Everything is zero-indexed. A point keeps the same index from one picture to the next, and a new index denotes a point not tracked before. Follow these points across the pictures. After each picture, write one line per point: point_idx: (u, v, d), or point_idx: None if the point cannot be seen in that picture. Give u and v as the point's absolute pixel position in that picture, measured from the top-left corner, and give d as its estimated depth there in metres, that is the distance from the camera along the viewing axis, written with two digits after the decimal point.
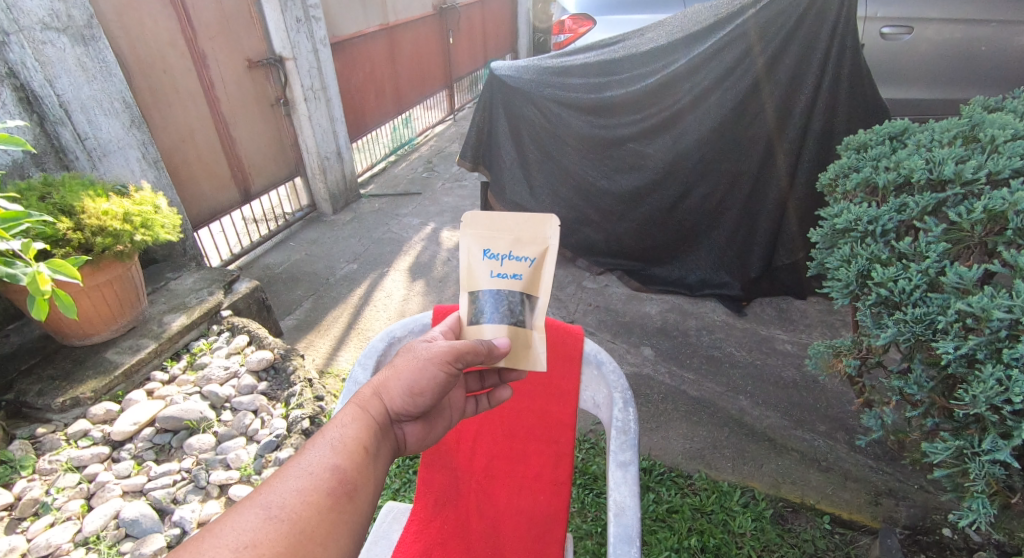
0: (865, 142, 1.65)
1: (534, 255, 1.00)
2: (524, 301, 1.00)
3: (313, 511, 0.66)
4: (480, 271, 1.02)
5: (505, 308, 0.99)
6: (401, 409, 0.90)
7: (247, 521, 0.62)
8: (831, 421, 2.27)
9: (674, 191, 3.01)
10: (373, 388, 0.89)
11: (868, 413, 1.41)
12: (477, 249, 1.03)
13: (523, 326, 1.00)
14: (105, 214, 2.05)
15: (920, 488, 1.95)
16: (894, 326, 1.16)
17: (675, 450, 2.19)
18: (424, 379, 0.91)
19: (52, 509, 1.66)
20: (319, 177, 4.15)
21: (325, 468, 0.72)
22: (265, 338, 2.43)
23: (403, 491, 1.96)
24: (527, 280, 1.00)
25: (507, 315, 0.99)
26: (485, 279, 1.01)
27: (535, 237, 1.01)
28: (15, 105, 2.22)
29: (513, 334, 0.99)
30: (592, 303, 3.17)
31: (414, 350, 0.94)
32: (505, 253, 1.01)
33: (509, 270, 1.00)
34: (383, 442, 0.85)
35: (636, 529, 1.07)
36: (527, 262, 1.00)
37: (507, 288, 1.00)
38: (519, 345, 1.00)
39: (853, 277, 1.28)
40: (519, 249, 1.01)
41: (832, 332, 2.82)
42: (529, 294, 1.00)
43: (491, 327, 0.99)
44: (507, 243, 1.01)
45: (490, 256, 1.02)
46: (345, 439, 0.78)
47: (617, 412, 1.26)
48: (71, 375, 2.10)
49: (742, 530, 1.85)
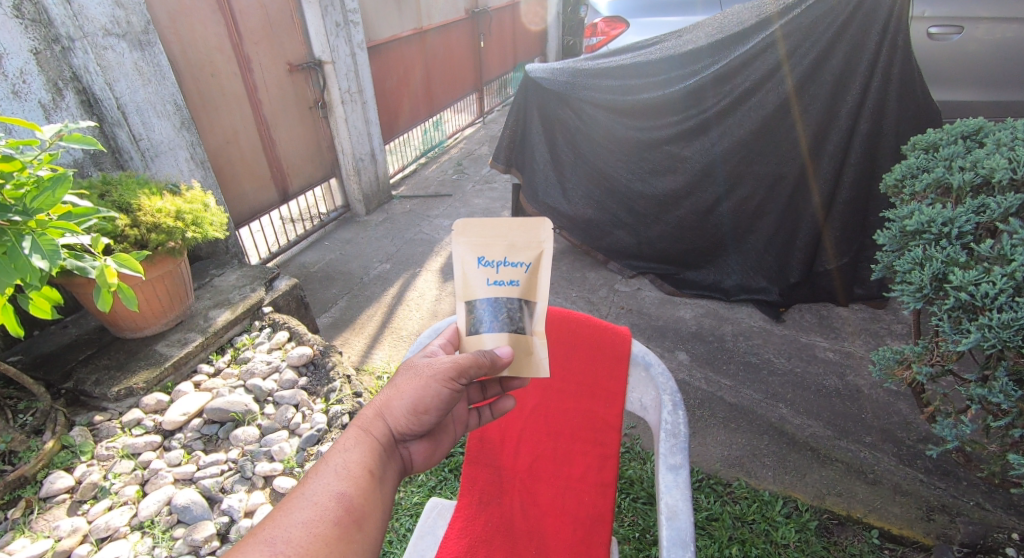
0: (935, 142, 1.58)
1: (529, 259, 0.94)
2: (523, 307, 0.94)
3: (321, 542, 0.69)
4: (474, 279, 0.95)
5: (503, 317, 0.95)
6: (405, 429, 0.91)
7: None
8: (878, 432, 2.19)
9: (712, 193, 2.95)
10: (375, 410, 0.90)
11: (941, 422, 1.33)
12: (471, 257, 0.95)
13: (523, 333, 0.95)
14: (159, 211, 2.14)
15: (976, 506, 1.87)
16: (977, 332, 1.11)
17: (713, 457, 2.14)
18: (427, 397, 0.91)
19: (110, 494, 1.72)
20: (353, 178, 4.24)
21: (330, 497, 0.75)
22: (304, 335, 2.48)
23: (440, 488, 1.97)
24: (525, 286, 0.94)
25: (507, 323, 0.95)
26: (481, 288, 0.95)
27: (530, 241, 0.94)
28: (78, 108, 2.35)
29: (514, 342, 0.95)
30: (624, 306, 3.14)
31: (415, 367, 0.94)
32: (499, 259, 0.95)
33: (505, 277, 0.94)
34: (389, 464, 0.87)
35: (689, 533, 1.05)
36: (522, 267, 0.94)
37: (504, 296, 0.94)
38: (519, 353, 0.96)
39: (927, 280, 1.24)
40: (513, 255, 0.94)
41: (876, 340, 2.72)
42: (529, 300, 0.95)
43: (491, 337, 0.96)
44: (501, 250, 0.95)
45: (484, 264, 0.95)
46: (349, 464, 0.80)
47: (666, 414, 1.25)
48: (124, 366, 2.17)
49: (786, 541, 1.80)
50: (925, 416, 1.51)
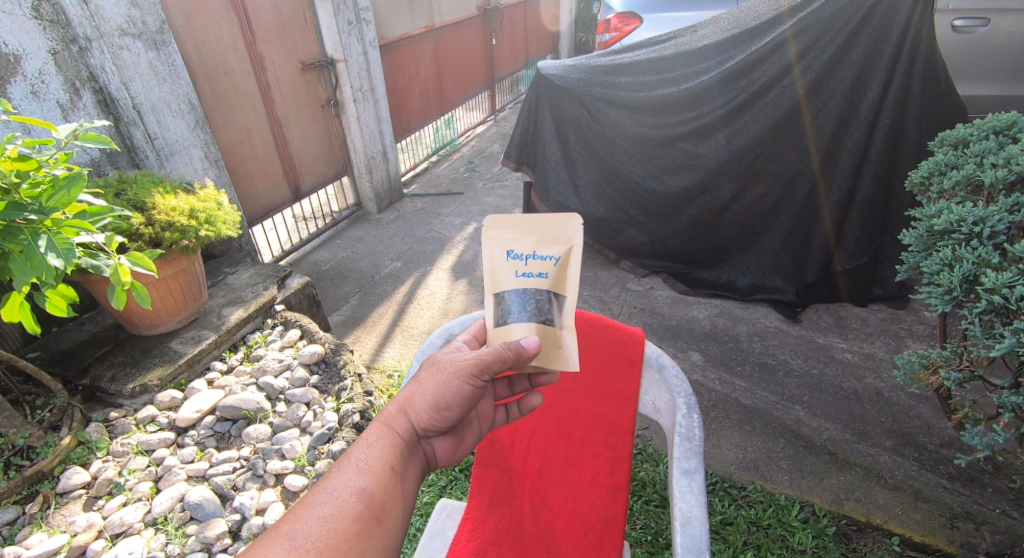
0: (964, 138, 1.52)
1: (559, 252, 0.94)
2: (552, 299, 0.91)
3: (341, 538, 0.69)
4: (503, 271, 0.94)
5: (532, 307, 0.90)
6: (427, 425, 0.89)
7: (274, 553, 0.64)
8: (898, 437, 2.13)
9: (726, 191, 2.90)
10: (398, 406, 0.89)
11: (971, 431, 1.29)
12: (500, 251, 0.96)
13: (551, 325, 0.90)
14: (173, 210, 2.16)
15: (1002, 514, 1.81)
16: (1012, 336, 1.07)
17: (727, 460, 2.10)
18: (450, 393, 0.89)
19: (125, 489, 1.74)
20: (365, 177, 4.25)
21: (351, 492, 0.74)
22: (316, 333, 2.49)
23: (450, 489, 1.96)
24: (554, 278, 0.92)
25: (536, 313, 0.90)
26: (510, 279, 0.93)
27: (559, 237, 0.95)
28: (95, 108, 2.38)
29: (541, 333, 0.89)
30: (636, 306, 3.10)
31: (438, 363, 0.92)
32: (529, 252, 0.94)
33: (534, 269, 0.93)
34: (410, 461, 0.85)
35: (704, 540, 1.02)
36: (552, 260, 0.93)
37: (533, 287, 0.92)
38: (546, 345, 0.89)
39: (957, 282, 1.20)
40: (543, 248, 0.94)
41: (896, 342, 2.65)
42: (557, 293, 0.92)
43: (518, 327, 0.89)
44: (531, 243, 0.95)
45: (513, 257, 0.95)
46: (370, 460, 0.80)
47: (680, 417, 1.22)
48: (139, 363, 2.20)
49: (802, 547, 1.76)
50: (952, 424, 1.46)
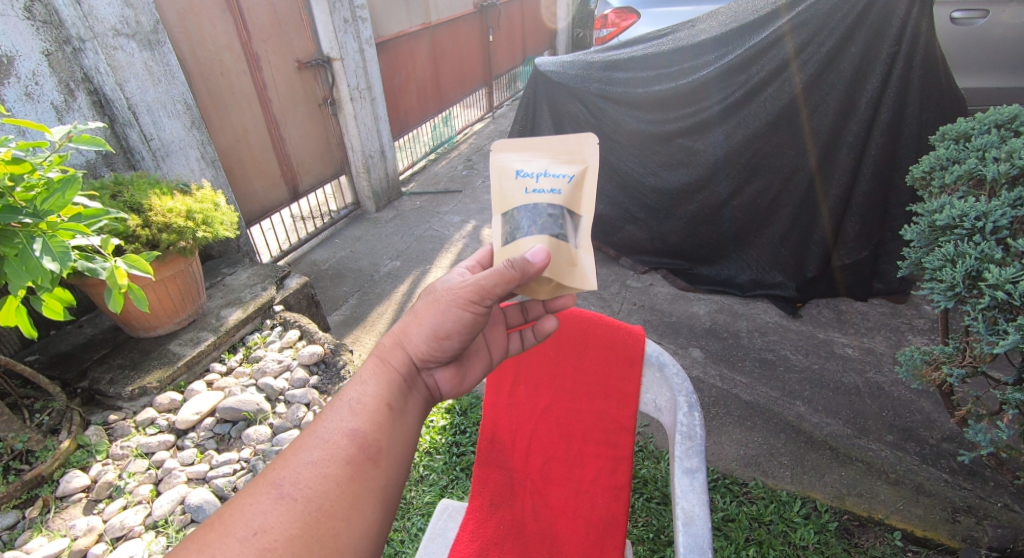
0: (965, 132, 1.51)
1: (572, 172, 0.95)
2: (564, 214, 0.91)
3: (331, 482, 0.68)
4: (516, 189, 0.96)
5: (544, 220, 0.90)
6: (427, 355, 0.88)
7: (262, 503, 0.64)
8: (899, 431, 2.13)
9: (725, 187, 2.89)
10: (394, 339, 0.88)
11: (973, 427, 1.28)
12: (513, 172, 0.98)
13: (563, 240, 0.89)
14: (170, 211, 2.15)
15: (1004, 507, 1.81)
16: (1016, 332, 1.06)
17: (729, 456, 2.10)
18: (447, 322, 0.87)
19: (125, 492, 1.74)
20: (363, 176, 4.23)
21: (342, 435, 0.73)
22: (315, 333, 2.49)
23: (451, 488, 1.96)
24: (567, 195, 0.93)
25: (547, 227, 0.89)
26: (523, 195, 0.94)
27: (573, 159, 0.98)
28: (90, 109, 2.36)
29: (552, 246, 0.88)
30: (636, 303, 3.09)
31: (435, 291, 0.90)
32: (541, 172, 0.96)
33: (547, 186, 0.94)
34: (408, 395, 0.84)
35: (706, 539, 1.02)
36: (565, 178, 0.94)
37: (545, 202, 0.92)
38: (562, 262, 0.90)
39: (960, 278, 1.19)
40: (555, 168, 0.96)
41: (896, 336, 2.64)
42: (570, 209, 0.93)
43: (529, 241, 0.89)
44: (543, 164, 0.97)
45: (526, 176, 0.96)
46: (362, 399, 0.78)
47: (682, 416, 1.21)
48: (138, 365, 2.19)
49: (804, 543, 1.76)
50: (954, 419, 1.45)
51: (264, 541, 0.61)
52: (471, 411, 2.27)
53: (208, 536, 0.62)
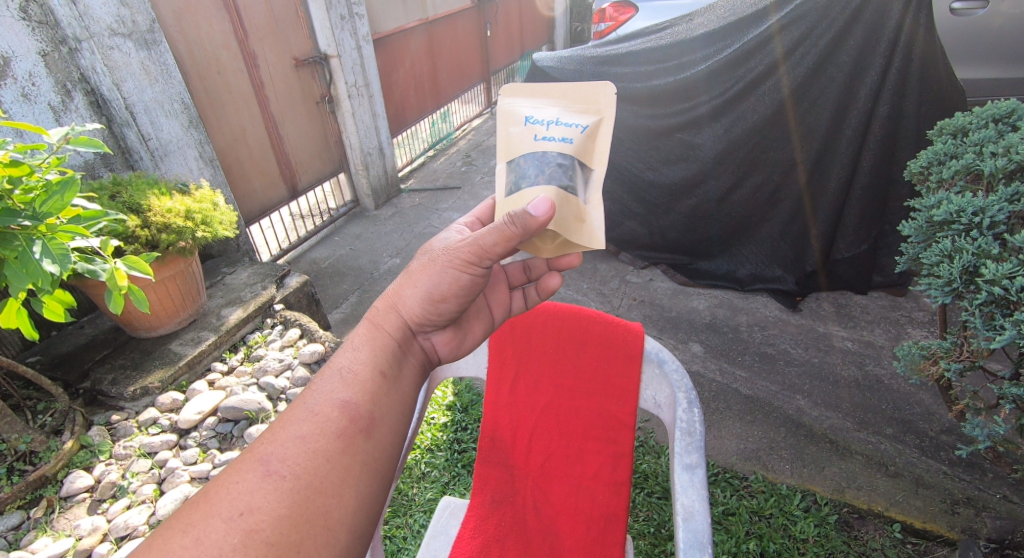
0: (964, 126, 1.50)
1: (585, 122, 0.95)
2: (574, 165, 0.92)
3: (322, 457, 0.67)
4: (524, 135, 0.96)
5: (552, 169, 0.90)
6: (422, 317, 0.89)
7: (249, 481, 0.62)
8: (898, 424, 2.13)
9: (724, 182, 2.88)
10: (388, 303, 0.88)
11: (971, 421, 1.29)
12: (522, 117, 0.98)
13: (570, 192, 0.90)
14: (169, 212, 2.16)
15: (1002, 498, 1.82)
16: (1013, 328, 1.07)
17: (729, 450, 2.10)
18: (443, 284, 0.88)
19: (128, 492, 1.75)
20: (361, 173, 4.23)
21: (332, 406, 0.72)
22: (316, 332, 2.49)
23: (453, 485, 1.97)
24: (577, 145, 0.94)
25: (554, 177, 0.90)
26: (530, 142, 0.95)
27: (586, 109, 0.98)
28: (87, 109, 2.36)
29: (560, 199, 0.89)
30: (636, 298, 3.10)
31: (431, 253, 0.90)
32: (552, 120, 0.96)
33: (557, 134, 0.94)
34: (403, 360, 0.85)
35: (706, 534, 1.03)
36: (577, 128, 0.95)
37: (555, 150, 0.93)
38: (569, 217, 0.91)
39: (957, 274, 1.20)
40: (567, 117, 0.96)
41: (895, 329, 2.65)
42: (580, 160, 0.94)
43: (535, 189, 0.89)
44: (554, 113, 0.97)
45: (536, 123, 0.96)
46: (354, 369, 0.77)
47: (681, 412, 1.22)
48: (140, 365, 2.20)
49: (805, 536, 1.77)
50: (953, 414, 1.46)
51: (251, 522, 0.59)
52: (472, 408, 2.28)
53: (189, 519, 0.60)
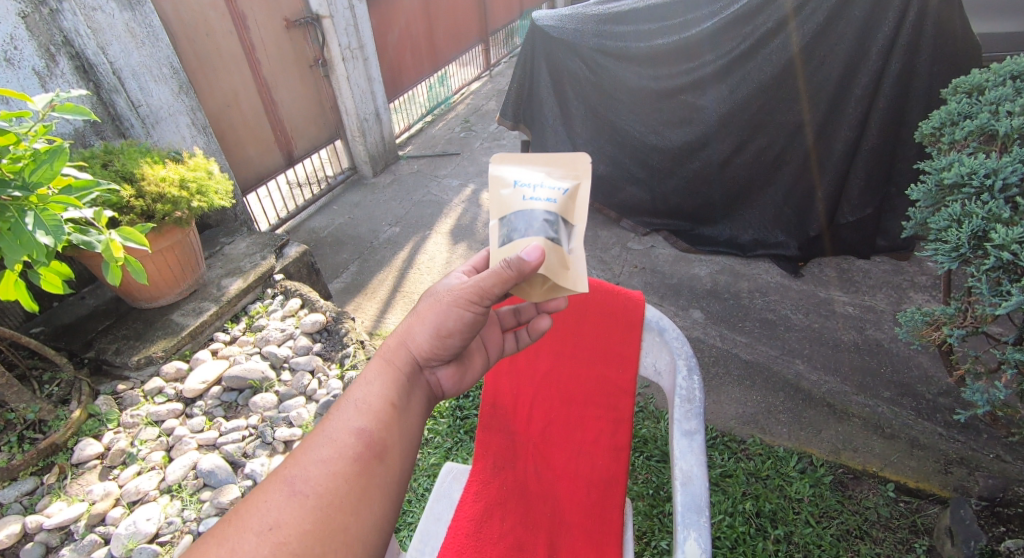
0: (980, 83, 1.44)
1: (568, 184, 0.93)
2: (560, 223, 0.89)
3: (341, 480, 0.66)
4: (511, 196, 0.93)
5: (538, 226, 0.87)
6: (429, 353, 0.86)
7: (273, 501, 0.62)
8: (896, 387, 2.15)
9: (728, 145, 2.81)
10: (397, 338, 0.86)
11: (971, 387, 1.30)
12: (507, 180, 0.95)
13: (557, 245, 0.87)
14: (163, 181, 2.12)
15: (996, 458, 1.85)
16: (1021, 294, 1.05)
17: (727, 414, 2.13)
18: (450, 320, 0.85)
19: (138, 459, 1.78)
20: (358, 140, 4.13)
21: (350, 432, 0.71)
22: (317, 302, 2.49)
23: (455, 450, 2.01)
24: (562, 204, 0.90)
25: (540, 232, 0.86)
26: (516, 202, 0.92)
27: (569, 172, 0.95)
28: (73, 74, 2.29)
29: (547, 251, 0.85)
30: (637, 265, 3.07)
31: (437, 293, 0.88)
32: (536, 182, 0.93)
33: (542, 195, 0.91)
34: (413, 394, 0.82)
35: (704, 498, 1.04)
36: (561, 189, 0.92)
37: (540, 210, 0.89)
38: (556, 263, 0.86)
39: (965, 239, 1.17)
40: (551, 180, 0.94)
41: (898, 293, 2.63)
42: (565, 219, 0.90)
43: (524, 243, 0.86)
44: (538, 175, 0.94)
45: (521, 185, 0.94)
46: (369, 398, 0.76)
47: (681, 380, 1.22)
48: (142, 336, 2.21)
49: (800, 496, 1.81)
50: (953, 379, 1.47)
51: (278, 536, 0.59)
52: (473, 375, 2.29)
53: (219, 534, 0.60)
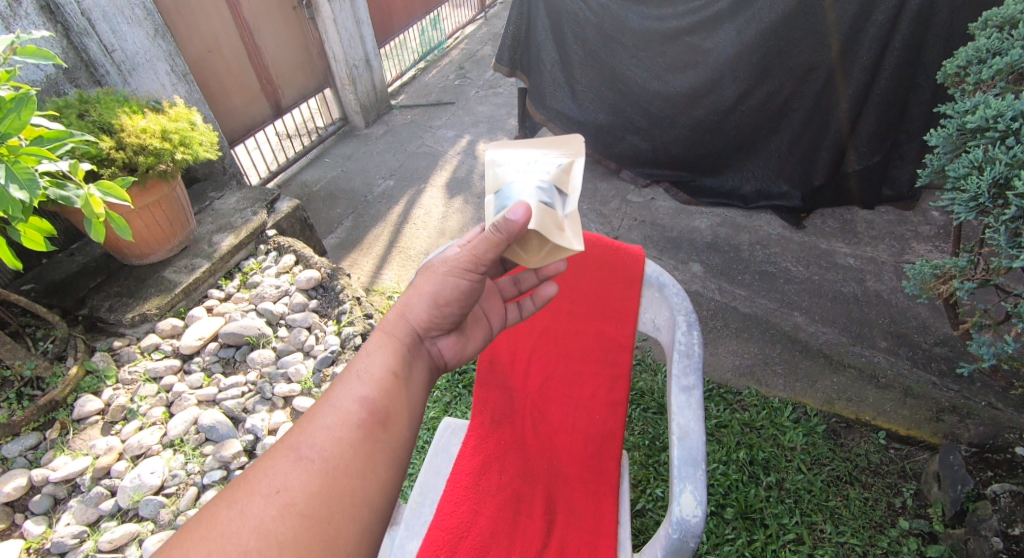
0: (1012, 18, 1.33)
1: (562, 160, 0.92)
2: (554, 190, 0.86)
3: (346, 446, 0.64)
4: (507, 171, 0.91)
5: (533, 190, 0.84)
6: (429, 324, 0.83)
7: (278, 467, 0.61)
8: (893, 338, 2.16)
9: (734, 92, 2.67)
10: (395, 312, 0.83)
11: (979, 341, 1.29)
12: (503, 159, 0.94)
13: (551, 209, 0.83)
14: (143, 131, 2.02)
15: (987, 405, 1.88)
16: None
17: (724, 367, 2.15)
18: (447, 289, 0.82)
19: (139, 415, 1.80)
20: (348, 88, 3.94)
21: (354, 401, 0.69)
22: (311, 258, 2.44)
23: (454, 404, 2.03)
24: (557, 175, 0.88)
25: (535, 196, 0.83)
26: (511, 174, 0.89)
27: (563, 153, 0.95)
28: (39, 16, 2.13)
29: (542, 213, 0.82)
30: (637, 218, 3.01)
31: (432, 263, 0.86)
32: (531, 160, 0.93)
33: (537, 168, 0.90)
34: (414, 365, 0.80)
35: (701, 452, 1.05)
36: (555, 164, 0.91)
37: (535, 179, 0.87)
38: (550, 224, 0.82)
39: (985, 188, 1.12)
40: (545, 158, 0.93)
41: (900, 244, 2.59)
42: (560, 187, 0.88)
43: (519, 204, 0.82)
44: (534, 155, 0.94)
45: (517, 163, 0.92)
46: (371, 368, 0.74)
47: (680, 335, 1.20)
48: (135, 293, 2.18)
49: (793, 445, 1.84)
50: (959, 335, 1.46)
51: (285, 498, 0.58)
52: None
53: (230, 496, 0.59)
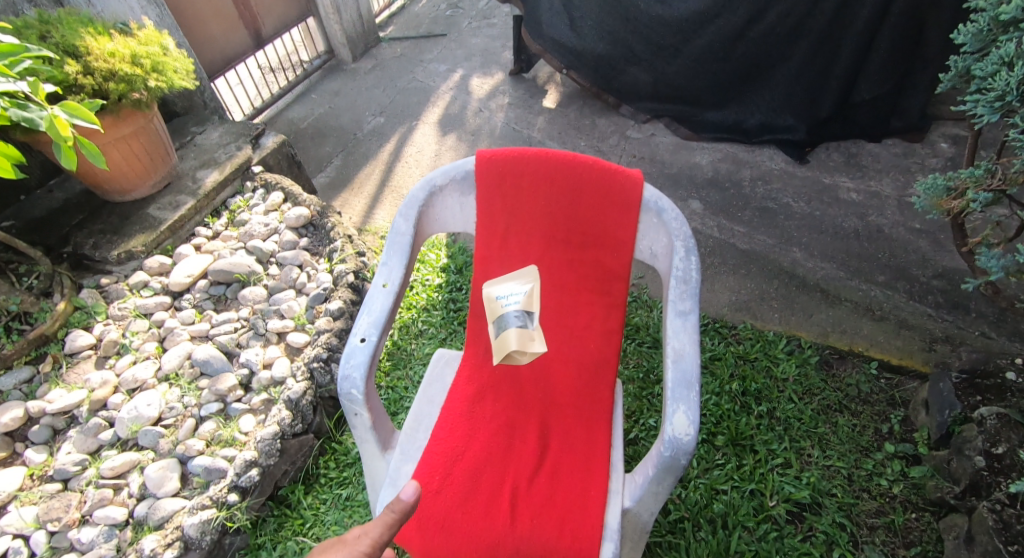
0: None
1: (527, 286, 1.37)
2: (524, 314, 1.35)
3: None
4: (495, 302, 1.39)
5: (514, 319, 1.35)
6: None
7: None
8: (892, 271, 2.14)
9: (741, 15, 2.50)
10: None
11: (987, 255, 1.26)
12: (492, 292, 1.41)
13: (526, 328, 1.34)
14: (111, 55, 1.89)
15: (980, 335, 1.89)
16: None
17: (720, 302, 2.14)
18: None
19: (132, 349, 1.79)
20: (333, 17, 3.68)
21: None
22: (299, 196, 2.34)
23: (450, 340, 2.03)
24: (524, 300, 1.36)
25: (516, 322, 1.35)
26: (500, 306, 1.38)
27: (525, 274, 1.40)
28: None
29: (521, 335, 1.34)
30: (636, 155, 2.91)
31: None
32: (506, 288, 1.39)
33: (511, 297, 1.37)
34: None
35: (695, 374, 1.04)
36: (522, 292, 1.37)
37: (512, 307, 1.36)
38: (520, 343, 1.33)
39: (1013, 85, 1.06)
40: (514, 282, 1.39)
41: (906, 177, 2.52)
42: (528, 310, 1.36)
43: (511, 335, 1.34)
44: (508, 280, 1.40)
45: (500, 295, 1.39)
46: None
47: (677, 261, 1.17)
48: (120, 230, 2.12)
49: (785, 376, 1.86)
50: (966, 247, 1.43)
51: None
52: (466, 270, 2.26)
53: None
